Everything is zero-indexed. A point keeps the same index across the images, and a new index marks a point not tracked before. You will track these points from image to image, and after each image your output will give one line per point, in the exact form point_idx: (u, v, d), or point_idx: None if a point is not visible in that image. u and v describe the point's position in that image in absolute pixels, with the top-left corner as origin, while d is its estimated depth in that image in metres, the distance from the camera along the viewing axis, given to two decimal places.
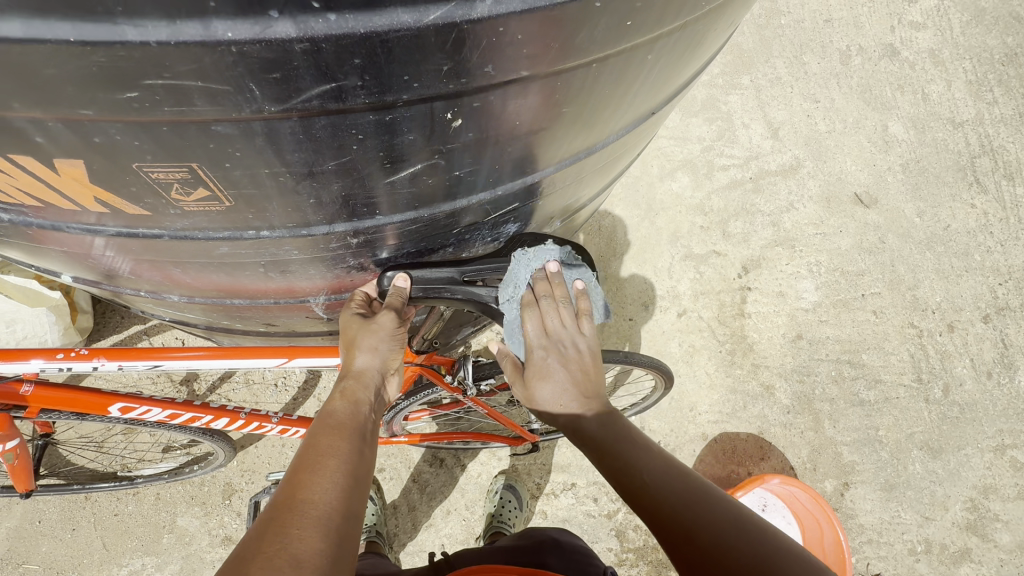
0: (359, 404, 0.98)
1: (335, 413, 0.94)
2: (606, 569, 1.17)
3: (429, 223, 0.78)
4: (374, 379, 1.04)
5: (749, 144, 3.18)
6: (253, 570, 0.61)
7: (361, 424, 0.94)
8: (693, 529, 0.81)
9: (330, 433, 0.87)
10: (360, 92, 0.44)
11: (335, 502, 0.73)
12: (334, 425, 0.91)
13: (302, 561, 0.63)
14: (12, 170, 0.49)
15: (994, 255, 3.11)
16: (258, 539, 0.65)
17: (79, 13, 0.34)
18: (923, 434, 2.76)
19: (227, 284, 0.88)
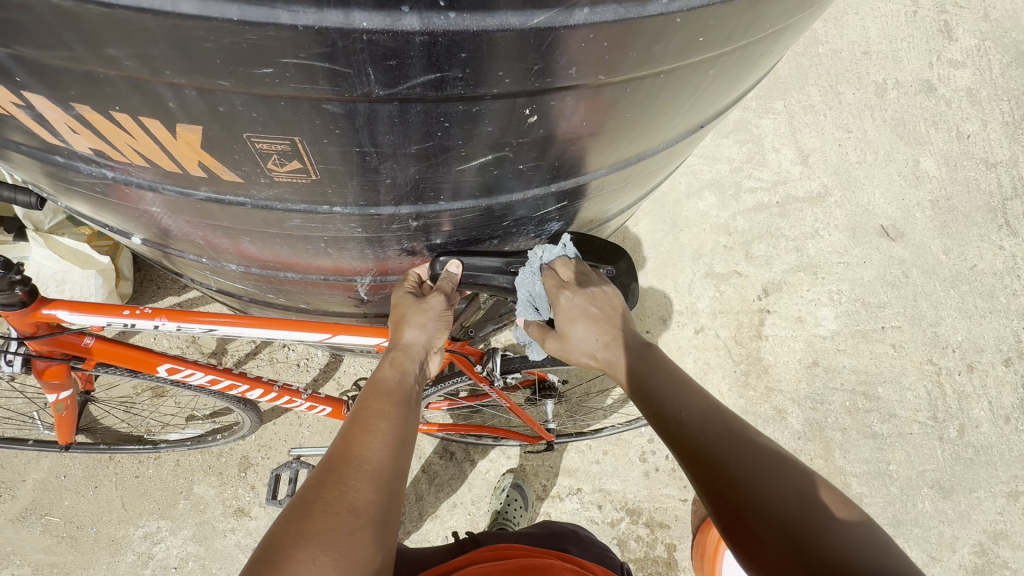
0: (406, 374, 1.07)
1: (384, 380, 1.03)
2: (625, 564, 1.24)
3: (484, 214, 0.83)
4: (422, 352, 1.12)
5: (778, 169, 3.20)
6: (315, 514, 0.73)
7: (408, 392, 1.04)
8: (727, 465, 0.84)
9: (382, 398, 0.97)
10: (459, 83, 0.49)
11: (383, 461, 0.85)
12: (385, 389, 1.01)
13: (358, 508, 0.76)
14: (136, 131, 0.54)
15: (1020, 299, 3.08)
16: (318, 487, 0.77)
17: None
18: (934, 473, 2.73)
19: (287, 257, 0.94)
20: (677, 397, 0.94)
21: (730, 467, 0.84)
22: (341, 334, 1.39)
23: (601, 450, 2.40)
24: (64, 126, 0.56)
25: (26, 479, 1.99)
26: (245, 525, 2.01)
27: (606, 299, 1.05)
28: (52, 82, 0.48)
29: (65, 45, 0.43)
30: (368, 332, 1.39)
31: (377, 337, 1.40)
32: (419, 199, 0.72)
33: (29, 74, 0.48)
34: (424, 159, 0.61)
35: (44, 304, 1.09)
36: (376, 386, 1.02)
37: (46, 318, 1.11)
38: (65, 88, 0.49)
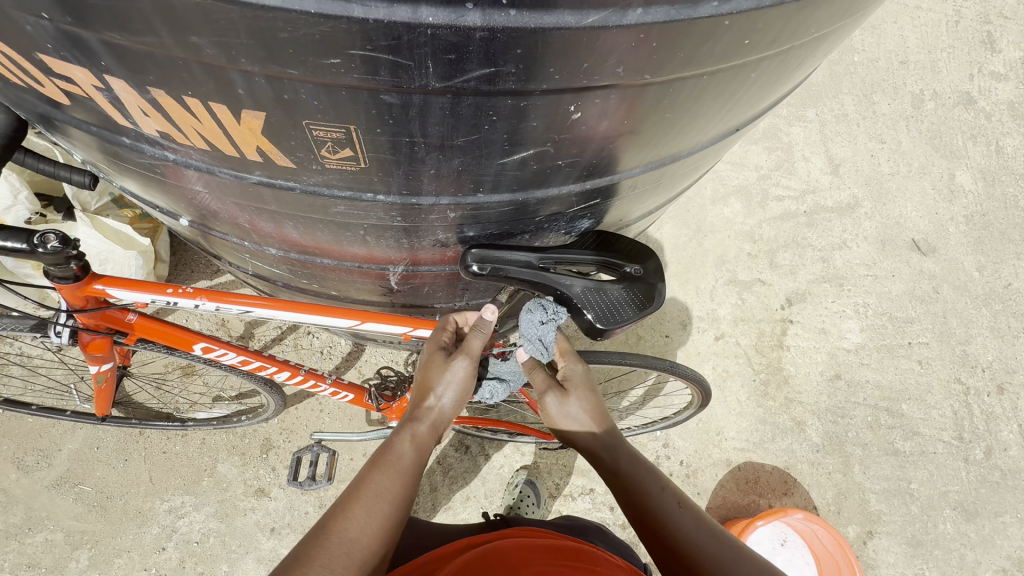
0: (421, 441, 1.08)
1: (398, 446, 1.05)
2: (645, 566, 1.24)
3: (518, 208, 0.85)
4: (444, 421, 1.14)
5: (807, 177, 3.16)
6: None
7: (418, 461, 1.05)
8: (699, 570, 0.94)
9: (387, 469, 0.99)
10: (511, 79, 0.51)
11: (371, 541, 0.88)
12: (396, 456, 1.03)
13: None
14: (203, 115, 0.58)
15: None
16: (299, 560, 0.82)
17: None
18: (958, 495, 2.67)
19: (326, 244, 0.97)
20: (653, 495, 1.03)
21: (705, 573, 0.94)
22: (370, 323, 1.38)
23: None
24: (137, 109, 0.60)
25: (62, 449, 2.08)
26: (265, 505, 2.07)
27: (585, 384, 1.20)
28: (134, 67, 0.52)
29: (153, 33, 0.47)
30: (396, 323, 1.40)
31: (406, 326, 1.40)
32: (460, 190, 0.75)
33: (115, 58, 0.51)
34: (469, 151, 0.64)
35: (95, 279, 1.15)
36: (389, 454, 1.03)
37: (96, 293, 1.16)
38: (146, 73, 0.52)
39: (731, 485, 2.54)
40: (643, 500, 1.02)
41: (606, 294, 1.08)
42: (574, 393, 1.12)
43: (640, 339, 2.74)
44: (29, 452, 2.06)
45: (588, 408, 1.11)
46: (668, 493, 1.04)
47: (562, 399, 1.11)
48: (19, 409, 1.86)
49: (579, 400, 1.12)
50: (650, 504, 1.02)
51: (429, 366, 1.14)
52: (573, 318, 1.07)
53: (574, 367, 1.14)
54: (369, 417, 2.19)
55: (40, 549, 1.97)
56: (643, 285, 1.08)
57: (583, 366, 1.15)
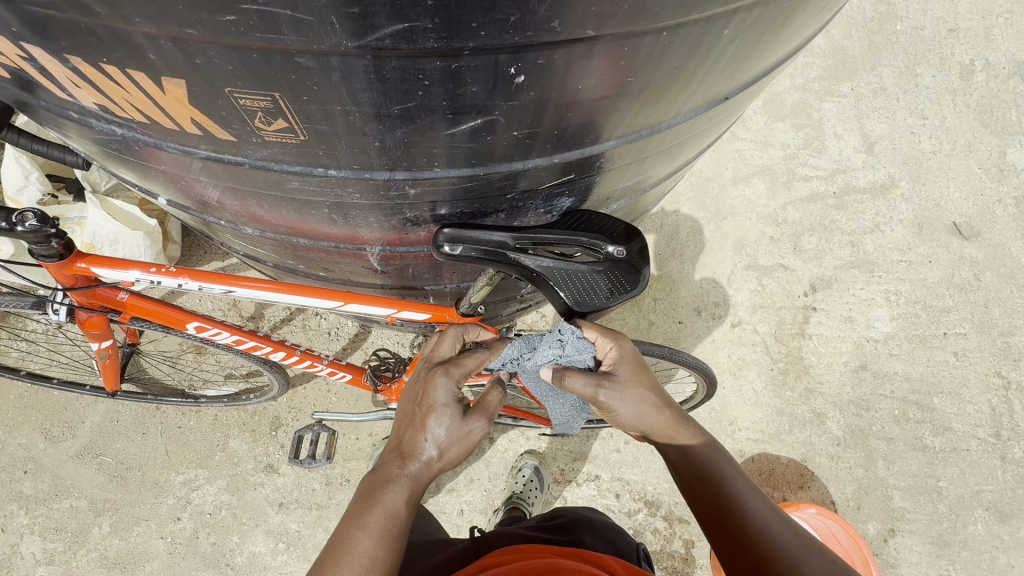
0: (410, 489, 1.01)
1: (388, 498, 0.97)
2: (638, 551, 1.25)
3: (484, 183, 0.81)
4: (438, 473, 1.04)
5: (838, 156, 2.97)
6: None
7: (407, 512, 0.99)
8: (768, 556, 0.96)
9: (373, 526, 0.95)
10: (430, 35, 0.47)
11: None
12: (378, 515, 0.96)
13: None
14: (127, 84, 0.55)
15: None
16: None
17: None
18: (991, 494, 2.52)
19: (295, 223, 0.95)
20: (725, 480, 1.04)
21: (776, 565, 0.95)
22: (353, 304, 1.36)
23: (623, 439, 2.38)
24: (67, 81, 0.58)
25: (85, 421, 2.18)
26: (274, 481, 2.13)
27: (627, 358, 1.09)
28: (45, 33, 0.50)
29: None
30: (380, 305, 1.38)
31: (392, 308, 1.38)
32: (415, 165, 0.70)
33: (23, 24, 0.49)
34: (411, 120, 0.59)
35: (80, 258, 1.16)
36: (372, 509, 0.96)
37: (82, 271, 1.18)
38: (56, 38, 0.50)
39: None
40: (718, 489, 1.03)
41: (587, 277, 1.02)
42: (628, 378, 1.07)
43: (652, 324, 2.65)
44: (55, 423, 2.17)
45: (645, 390, 1.08)
46: (741, 481, 1.04)
47: (621, 392, 1.06)
48: (41, 383, 1.94)
49: (633, 382, 1.08)
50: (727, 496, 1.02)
51: (439, 416, 1.02)
52: (551, 301, 1.02)
53: (620, 347, 1.09)
54: (375, 398, 2.21)
55: (66, 514, 2.08)
56: (627, 268, 1.02)
57: (626, 342, 1.10)
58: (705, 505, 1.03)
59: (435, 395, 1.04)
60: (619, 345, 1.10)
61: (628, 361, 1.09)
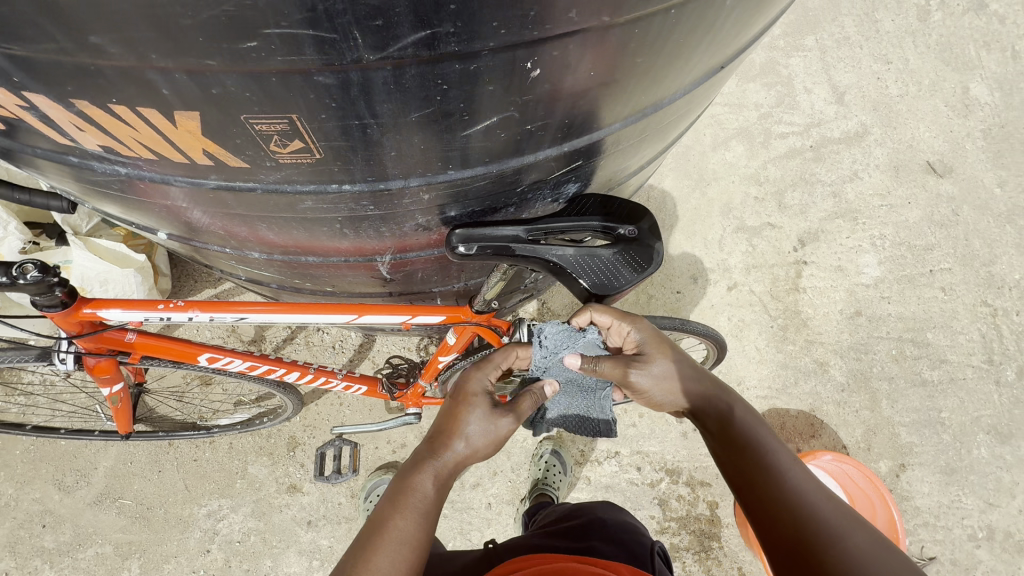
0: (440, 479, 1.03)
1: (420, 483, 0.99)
2: (653, 546, 1.26)
3: (496, 180, 0.81)
4: (467, 463, 1.08)
5: (811, 110, 3.01)
6: None
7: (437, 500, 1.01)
8: (813, 533, 0.86)
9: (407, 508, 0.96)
10: (451, 40, 0.47)
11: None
12: (412, 499, 0.98)
13: None
14: (136, 122, 0.54)
15: None
16: None
17: None
18: (991, 418, 2.62)
19: (305, 241, 0.94)
20: (763, 451, 0.98)
21: (825, 547, 0.84)
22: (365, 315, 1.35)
23: (637, 413, 2.43)
24: (70, 125, 0.56)
25: (99, 467, 2.15)
26: (299, 500, 2.12)
27: (652, 338, 1.12)
28: (47, 79, 0.48)
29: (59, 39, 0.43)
30: (393, 312, 1.37)
31: (406, 315, 1.38)
32: (429, 169, 0.70)
33: (24, 72, 0.48)
34: (427, 125, 0.59)
35: (85, 303, 1.14)
36: (406, 492, 0.98)
37: (88, 316, 1.15)
38: (61, 84, 0.49)
39: None
40: (758, 462, 0.96)
41: (602, 260, 1.03)
42: (651, 354, 1.11)
43: (650, 297, 2.68)
44: (68, 473, 2.13)
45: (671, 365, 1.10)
46: (785, 454, 0.97)
47: (644, 366, 1.09)
48: (49, 434, 1.90)
49: (657, 357, 1.10)
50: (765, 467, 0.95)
51: (473, 407, 1.09)
52: (570, 288, 1.04)
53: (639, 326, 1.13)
54: (389, 406, 2.21)
55: (93, 562, 2.05)
56: (641, 245, 1.02)
57: (644, 322, 1.13)
58: (741, 479, 0.97)
59: (469, 388, 1.12)
60: (636, 326, 1.13)
61: (649, 340, 1.12)
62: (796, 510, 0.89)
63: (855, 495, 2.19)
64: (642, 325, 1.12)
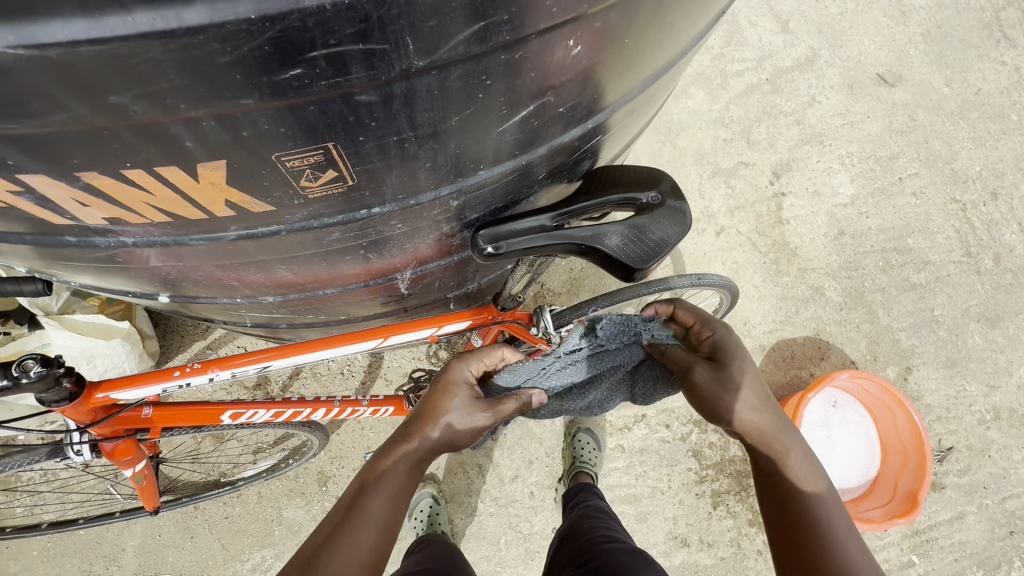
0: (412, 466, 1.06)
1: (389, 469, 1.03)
2: None
3: (523, 172, 0.78)
4: (441, 451, 1.09)
5: (760, 43, 3.02)
6: None
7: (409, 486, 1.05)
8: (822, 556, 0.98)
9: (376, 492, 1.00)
10: (503, 29, 0.46)
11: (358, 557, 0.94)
12: (386, 480, 1.01)
13: None
14: (154, 186, 0.51)
15: None
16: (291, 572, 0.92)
17: None
18: (979, 307, 2.75)
19: (324, 274, 0.89)
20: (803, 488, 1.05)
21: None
22: (387, 337, 1.30)
23: None
24: (74, 202, 0.52)
25: (126, 548, 2.05)
26: None
27: (733, 348, 1.16)
28: (49, 155, 0.46)
29: (83, 101, 0.41)
30: (413, 327, 1.32)
31: (430, 327, 1.33)
32: (460, 174, 0.66)
33: (22, 152, 0.45)
34: (463, 128, 0.56)
35: (94, 389, 1.08)
36: (381, 473, 1.02)
37: (101, 401, 1.10)
38: (67, 157, 0.46)
39: (771, 366, 2.58)
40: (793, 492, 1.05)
41: (644, 236, 0.99)
42: (728, 360, 1.14)
43: None
44: (95, 561, 2.02)
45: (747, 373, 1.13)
46: (822, 486, 1.05)
47: (716, 368, 1.14)
48: (68, 527, 1.79)
49: (734, 362, 1.14)
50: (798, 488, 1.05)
51: (452, 396, 1.11)
52: (603, 267, 1.02)
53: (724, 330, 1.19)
54: None
55: None
56: (667, 211, 0.99)
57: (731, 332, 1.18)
58: (771, 493, 1.07)
59: (452, 378, 1.14)
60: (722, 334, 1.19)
61: (731, 345, 1.17)
62: (814, 535, 1.00)
63: (873, 406, 2.34)
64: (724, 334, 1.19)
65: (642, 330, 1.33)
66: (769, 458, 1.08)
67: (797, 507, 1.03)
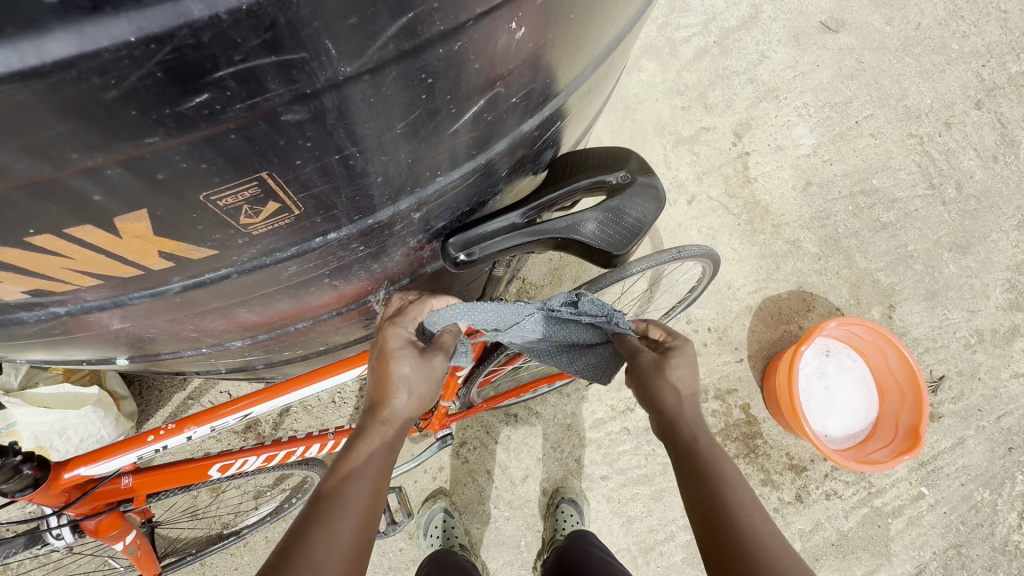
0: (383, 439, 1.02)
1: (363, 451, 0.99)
2: None
3: (485, 172, 0.74)
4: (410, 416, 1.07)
5: (703, 6, 3.02)
6: None
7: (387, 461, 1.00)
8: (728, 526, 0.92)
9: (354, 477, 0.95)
10: (437, 17, 0.46)
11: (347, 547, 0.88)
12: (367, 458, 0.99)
13: None
14: (70, 248, 0.50)
15: (970, 38, 3.15)
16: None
17: (146, 6, 0.36)
18: (949, 236, 2.81)
19: (291, 310, 0.83)
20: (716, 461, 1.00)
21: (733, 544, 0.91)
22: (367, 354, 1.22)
23: None
24: None
25: None
26: None
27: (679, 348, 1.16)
28: None
29: None
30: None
31: None
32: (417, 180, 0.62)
33: None
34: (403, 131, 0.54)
35: (61, 470, 1.04)
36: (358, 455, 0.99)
37: (71, 481, 1.05)
38: None
39: (761, 326, 2.57)
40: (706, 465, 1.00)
41: (622, 220, 0.96)
42: (676, 356, 1.14)
43: None
44: None
45: (686, 377, 1.12)
46: (736, 473, 0.99)
47: (659, 355, 1.14)
48: None
49: (680, 361, 1.13)
50: (721, 496, 0.95)
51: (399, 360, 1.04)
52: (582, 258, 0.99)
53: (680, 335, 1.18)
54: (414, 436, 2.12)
55: None
56: (638, 187, 0.95)
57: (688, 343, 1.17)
58: (683, 468, 1.01)
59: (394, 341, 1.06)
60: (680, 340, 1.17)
61: (681, 347, 1.15)
62: (719, 521, 0.93)
63: (864, 348, 2.36)
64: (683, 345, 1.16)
65: (614, 318, 1.23)
66: (682, 433, 1.05)
67: (709, 485, 0.97)
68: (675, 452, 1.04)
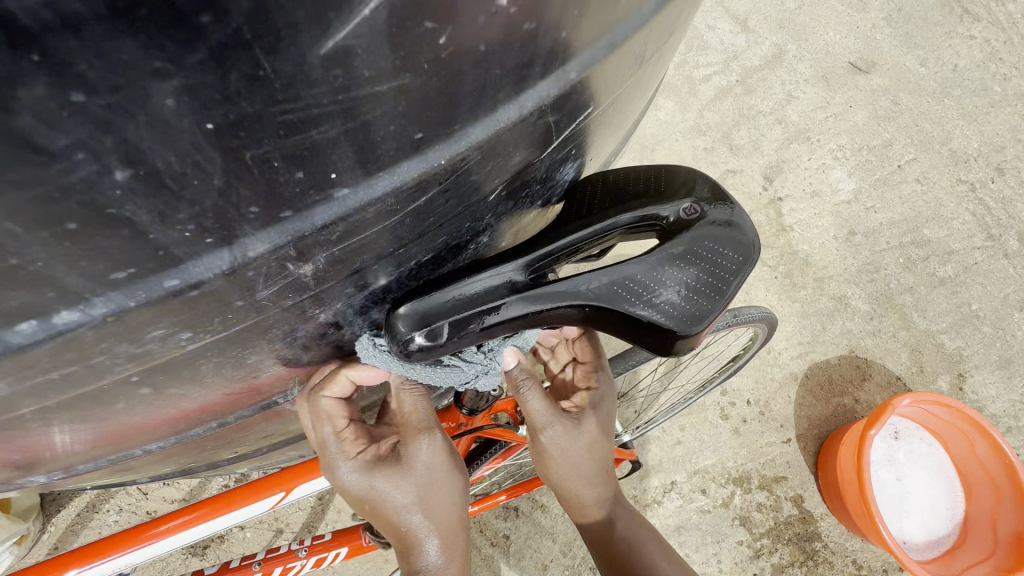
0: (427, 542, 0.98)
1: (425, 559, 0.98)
2: None
3: (440, 196, 0.54)
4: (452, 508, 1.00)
5: (723, 44, 2.81)
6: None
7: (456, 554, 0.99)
8: None
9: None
10: None
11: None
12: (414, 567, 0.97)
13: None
14: None
15: (1014, 80, 2.89)
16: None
17: None
18: (1018, 294, 2.44)
19: (126, 426, 0.70)
20: (635, 544, 1.16)
21: None
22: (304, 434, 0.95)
23: (677, 428, 2.06)
24: None
25: None
26: None
27: (592, 401, 1.14)
28: None
29: None
30: None
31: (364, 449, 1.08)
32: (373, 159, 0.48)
33: None
34: (340, 59, 0.41)
35: None
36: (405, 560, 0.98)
37: None
38: None
39: (810, 399, 2.15)
40: (631, 552, 1.15)
41: (693, 278, 0.64)
42: (591, 421, 1.11)
43: None
44: None
45: (606, 433, 1.13)
46: (654, 546, 1.17)
47: (569, 430, 1.07)
48: None
49: (602, 414, 1.14)
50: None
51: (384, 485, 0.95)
52: (626, 339, 0.67)
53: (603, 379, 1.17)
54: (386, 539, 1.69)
55: None
56: (700, 225, 0.66)
57: (607, 379, 1.18)
58: (608, 558, 1.16)
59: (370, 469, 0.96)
60: (600, 381, 1.17)
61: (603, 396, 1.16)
62: None
63: (940, 430, 1.93)
64: (604, 384, 1.17)
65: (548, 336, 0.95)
66: (599, 528, 1.17)
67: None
68: (599, 543, 1.18)
